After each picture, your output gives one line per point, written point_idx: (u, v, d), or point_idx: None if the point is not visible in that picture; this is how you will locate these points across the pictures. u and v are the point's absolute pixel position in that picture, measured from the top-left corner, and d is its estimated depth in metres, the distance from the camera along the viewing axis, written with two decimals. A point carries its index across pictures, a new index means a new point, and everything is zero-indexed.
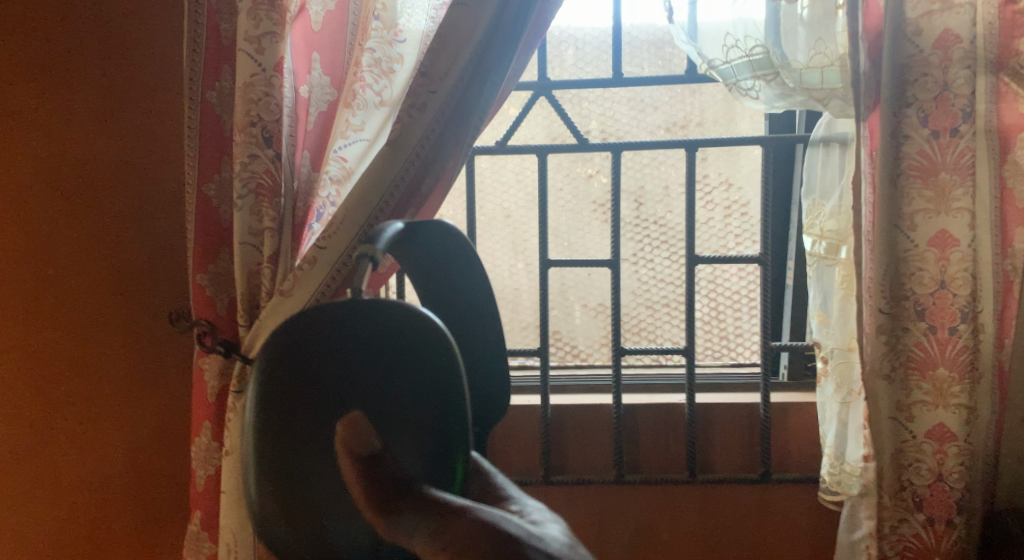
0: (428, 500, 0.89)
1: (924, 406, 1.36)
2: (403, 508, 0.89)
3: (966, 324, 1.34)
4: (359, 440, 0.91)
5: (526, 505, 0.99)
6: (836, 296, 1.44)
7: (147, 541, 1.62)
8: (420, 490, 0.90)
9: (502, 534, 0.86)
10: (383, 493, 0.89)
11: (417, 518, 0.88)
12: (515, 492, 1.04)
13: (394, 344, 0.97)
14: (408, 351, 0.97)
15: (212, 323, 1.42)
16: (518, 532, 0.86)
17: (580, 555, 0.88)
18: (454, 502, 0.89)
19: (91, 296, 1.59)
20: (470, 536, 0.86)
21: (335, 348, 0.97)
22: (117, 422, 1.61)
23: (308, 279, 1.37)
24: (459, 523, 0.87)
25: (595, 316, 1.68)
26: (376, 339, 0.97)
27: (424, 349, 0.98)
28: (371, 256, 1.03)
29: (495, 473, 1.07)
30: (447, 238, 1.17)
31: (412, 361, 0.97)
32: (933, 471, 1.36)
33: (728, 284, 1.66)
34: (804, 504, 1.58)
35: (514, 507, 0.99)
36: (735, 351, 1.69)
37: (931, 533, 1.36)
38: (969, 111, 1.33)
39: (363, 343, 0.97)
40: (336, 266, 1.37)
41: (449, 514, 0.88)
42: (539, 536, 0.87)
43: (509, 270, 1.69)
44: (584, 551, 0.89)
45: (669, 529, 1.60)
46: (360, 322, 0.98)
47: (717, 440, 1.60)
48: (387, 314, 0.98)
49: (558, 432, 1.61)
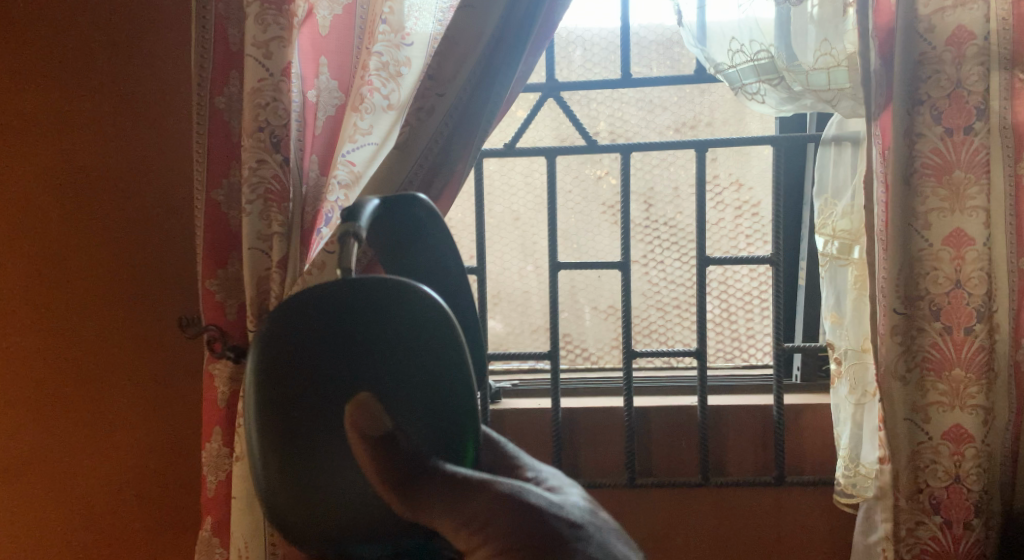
0: (446, 477, 0.88)
1: (940, 407, 1.35)
2: (422, 487, 0.88)
3: (982, 323, 1.33)
4: (370, 420, 0.88)
5: (539, 473, 1.03)
6: (850, 296, 1.43)
7: (157, 547, 1.62)
8: (437, 466, 0.89)
9: (527, 504, 0.87)
10: (400, 473, 0.88)
11: (437, 498, 0.88)
12: (528, 461, 1.06)
13: (389, 323, 0.95)
14: (407, 327, 0.94)
15: (223, 329, 1.42)
16: (541, 503, 0.87)
17: (602, 519, 0.89)
18: (473, 477, 0.88)
19: (100, 303, 1.59)
20: (493, 510, 0.87)
21: (330, 334, 0.95)
22: (126, 429, 1.60)
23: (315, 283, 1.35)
24: (482, 498, 0.88)
25: (605, 318, 1.68)
26: (373, 319, 0.95)
27: (423, 319, 0.94)
28: (354, 234, 1.00)
29: (505, 442, 1.07)
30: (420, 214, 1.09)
31: (413, 337, 0.94)
32: (950, 473, 1.34)
33: (740, 285, 1.65)
34: (818, 505, 1.56)
35: (530, 474, 1.03)
36: (747, 352, 1.68)
37: (949, 535, 1.35)
38: (983, 109, 1.32)
39: (358, 325, 0.95)
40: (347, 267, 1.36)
41: (471, 489, 0.88)
42: (561, 505, 0.88)
43: (518, 273, 1.69)
44: (606, 515, 0.91)
45: (683, 532, 1.58)
46: (353, 304, 0.96)
47: (730, 443, 1.59)
48: (382, 294, 0.95)
49: (570, 435, 1.60)
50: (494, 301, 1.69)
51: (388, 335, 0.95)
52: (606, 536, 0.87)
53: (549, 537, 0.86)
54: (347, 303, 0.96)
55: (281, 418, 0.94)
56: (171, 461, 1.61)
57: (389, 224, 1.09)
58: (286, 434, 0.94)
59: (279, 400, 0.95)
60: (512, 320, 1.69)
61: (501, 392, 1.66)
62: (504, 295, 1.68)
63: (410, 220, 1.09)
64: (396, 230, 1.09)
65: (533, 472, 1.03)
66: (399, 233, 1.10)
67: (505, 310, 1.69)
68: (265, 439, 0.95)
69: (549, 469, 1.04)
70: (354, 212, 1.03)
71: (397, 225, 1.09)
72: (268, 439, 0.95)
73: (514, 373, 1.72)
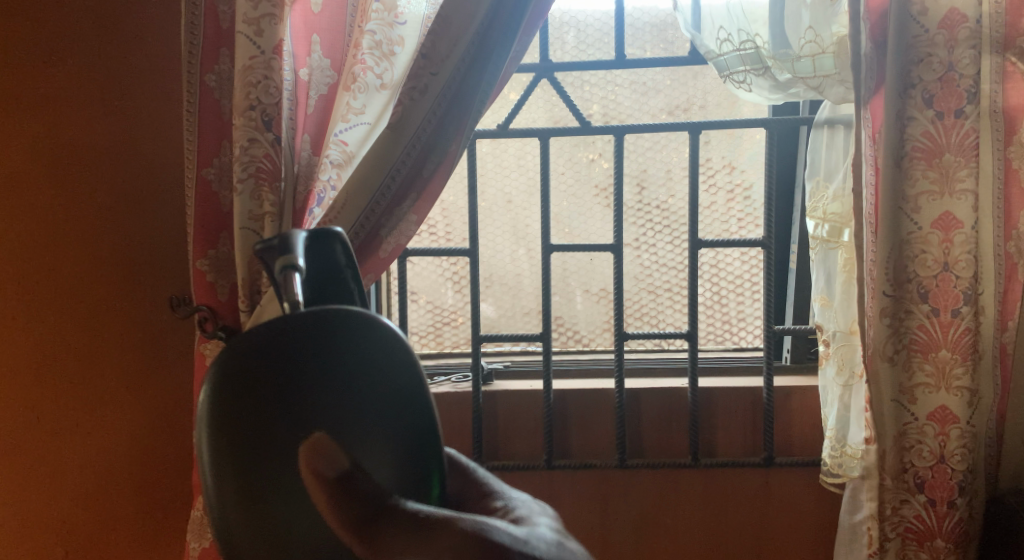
0: (408, 516, 0.92)
1: (927, 387, 1.36)
2: (381, 527, 0.91)
3: (968, 306, 1.34)
4: (326, 461, 0.94)
5: (509, 500, 1.04)
6: (839, 278, 1.44)
7: (149, 527, 1.62)
8: (398, 504, 0.93)
9: (490, 542, 0.90)
10: (358, 515, 0.92)
11: (398, 534, 0.91)
12: (498, 488, 1.07)
13: (368, 358, 1.02)
14: (377, 359, 1.03)
15: (213, 309, 1.42)
16: (506, 540, 0.90)
17: (568, 551, 0.93)
18: (434, 514, 0.92)
19: (87, 283, 1.59)
20: (455, 547, 0.90)
21: (304, 359, 0.98)
22: (117, 408, 1.61)
23: None
24: (446, 537, 0.90)
25: (597, 301, 1.68)
26: (345, 347, 1.01)
27: (392, 355, 1.03)
28: (296, 266, 1.05)
29: (475, 468, 1.09)
30: (336, 250, 1.13)
31: (381, 368, 1.03)
32: (936, 453, 1.36)
33: (731, 269, 1.66)
34: (807, 487, 1.58)
35: (499, 503, 1.04)
36: (737, 335, 1.69)
37: (932, 514, 1.36)
38: (974, 92, 1.32)
39: (328, 350, 1.00)
40: None
41: (432, 527, 0.91)
42: (525, 540, 0.91)
43: (510, 256, 1.68)
44: (572, 546, 0.94)
45: (673, 514, 1.59)
46: (324, 329, 1.00)
47: (720, 424, 1.59)
48: (351, 323, 1.02)
49: (561, 416, 1.60)
50: (486, 283, 1.69)
51: (358, 365, 1.01)
52: None
53: None
54: (324, 327, 1.00)
55: (247, 439, 0.94)
56: (164, 441, 1.62)
57: (310, 258, 1.12)
58: (252, 454, 0.94)
59: (244, 417, 0.95)
60: (504, 304, 1.69)
61: (493, 374, 1.66)
62: (495, 278, 1.69)
63: (330, 259, 1.13)
64: (315, 267, 1.12)
65: (503, 501, 1.04)
66: (314, 269, 1.12)
67: (497, 294, 1.69)
68: (223, 453, 0.94)
69: (519, 496, 1.05)
70: (287, 246, 1.07)
71: (318, 265, 1.12)
72: (224, 457, 0.94)
73: (506, 355, 1.73)
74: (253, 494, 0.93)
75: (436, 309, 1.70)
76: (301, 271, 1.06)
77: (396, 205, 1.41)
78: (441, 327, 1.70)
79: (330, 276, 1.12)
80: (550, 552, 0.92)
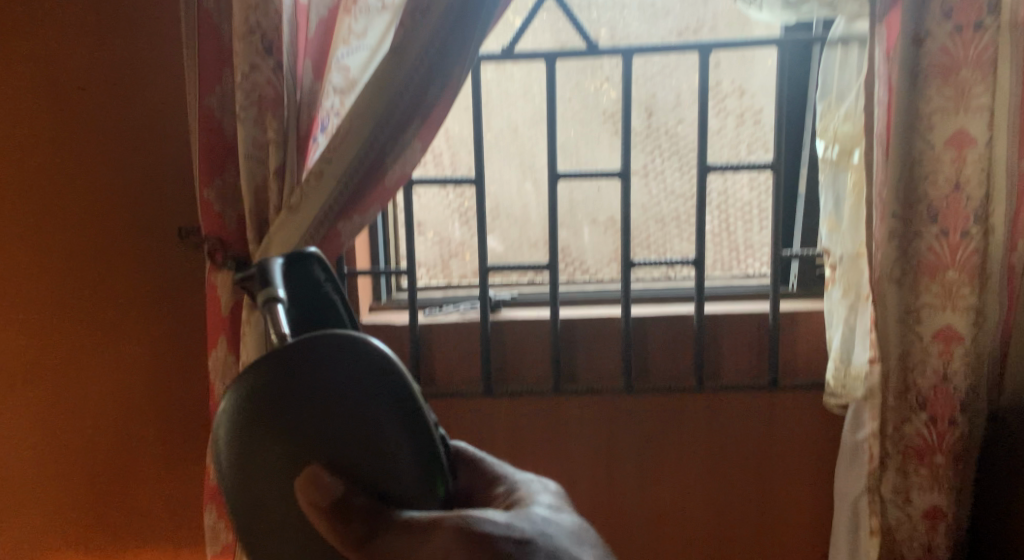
0: (403, 526, 0.99)
1: (932, 307, 1.37)
2: (380, 538, 0.98)
3: (978, 225, 1.33)
4: (324, 489, 0.97)
5: (511, 484, 1.17)
6: (847, 201, 1.42)
7: (161, 456, 1.65)
8: (394, 516, 0.99)
9: (479, 532, 1.01)
10: (358, 533, 0.98)
11: (396, 544, 0.98)
12: (502, 470, 1.19)
13: (366, 387, 0.98)
14: (375, 388, 0.99)
15: (223, 239, 1.42)
16: (493, 528, 1.03)
17: (551, 525, 1.08)
18: (423, 518, 1.00)
19: (90, 216, 1.59)
20: (445, 547, 0.99)
21: (294, 396, 0.97)
22: (126, 339, 1.62)
23: (314, 194, 1.37)
24: (437, 536, 1.00)
25: (604, 231, 1.67)
26: (337, 380, 0.98)
27: (390, 378, 0.99)
28: (278, 298, 1.05)
29: (483, 458, 1.19)
30: (313, 270, 1.10)
31: (383, 395, 0.99)
32: (938, 372, 1.37)
33: (739, 196, 1.64)
34: (811, 411, 1.59)
35: (502, 489, 1.16)
36: (744, 263, 1.68)
37: (933, 432, 1.38)
38: (993, 4, 1.29)
39: (324, 387, 0.97)
40: (341, 182, 1.37)
41: (424, 531, 0.99)
42: (509, 525, 1.04)
43: (517, 186, 1.67)
44: (553, 520, 1.09)
45: (677, 438, 1.61)
46: (318, 365, 0.97)
47: (727, 349, 1.59)
48: (340, 355, 0.98)
49: (568, 343, 1.60)
50: (493, 215, 1.68)
51: (358, 405, 0.98)
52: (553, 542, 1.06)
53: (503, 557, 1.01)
54: (311, 362, 0.97)
55: (250, 474, 0.97)
56: (173, 374, 1.62)
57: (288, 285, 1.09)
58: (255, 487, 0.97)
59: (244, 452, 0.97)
60: (511, 234, 1.68)
61: (502, 303, 1.67)
62: (501, 208, 1.67)
63: (310, 278, 1.10)
64: (295, 292, 1.09)
65: (505, 485, 1.17)
66: (294, 293, 1.08)
67: (504, 226, 1.68)
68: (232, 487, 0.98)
69: (519, 480, 1.17)
70: (267, 278, 1.07)
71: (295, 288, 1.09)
72: (235, 493, 0.98)
73: (514, 286, 1.73)
74: (264, 521, 0.98)
75: (443, 240, 1.69)
76: (284, 300, 1.06)
77: (400, 132, 1.39)
78: (448, 258, 1.70)
79: (312, 296, 1.09)
80: (533, 529, 1.06)
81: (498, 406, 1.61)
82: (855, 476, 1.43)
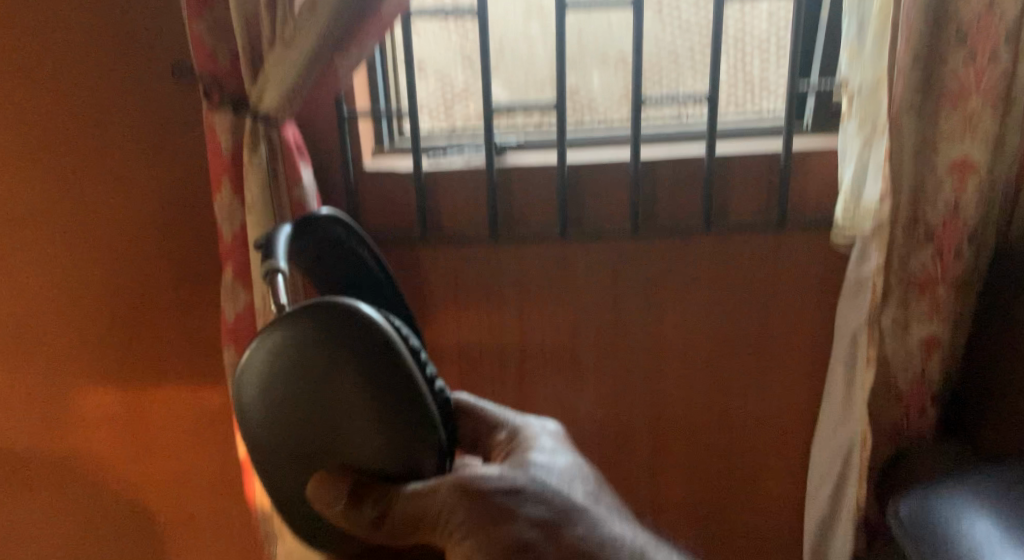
0: (404, 498, 1.08)
1: (949, 136, 1.39)
2: (384, 512, 1.08)
3: (1005, 47, 1.35)
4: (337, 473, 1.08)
5: (509, 428, 1.29)
6: (872, 27, 1.36)
7: (176, 301, 1.63)
8: (397, 491, 1.08)
9: (473, 489, 1.09)
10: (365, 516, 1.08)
11: (398, 514, 1.08)
12: (498, 414, 1.30)
13: (363, 375, 1.07)
14: (371, 375, 1.06)
15: (214, 76, 1.37)
16: (487, 485, 1.11)
17: (545, 470, 1.21)
18: (422, 485, 1.08)
19: (71, 55, 1.48)
20: (445, 503, 1.08)
21: (304, 383, 1.07)
22: (126, 183, 1.55)
23: (310, 25, 1.31)
24: (434, 500, 1.08)
25: (614, 69, 1.61)
26: (335, 369, 1.06)
27: (386, 365, 1.07)
28: (279, 269, 1.08)
29: (482, 407, 1.31)
30: (333, 226, 1.22)
31: (382, 382, 1.07)
32: (950, 204, 1.41)
33: (756, 27, 1.58)
34: (813, 246, 1.63)
35: (502, 433, 1.29)
36: (758, 101, 1.63)
37: (938, 263, 1.44)
38: None
39: (327, 375, 1.07)
40: (335, 16, 1.31)
41: (421, 495, 1.08)
42: (503, 479, 1.12)
43: (522, 26, 1.59)
44: (547, 466, 1.21)
45: (683, 277, 1.65)
46: (320, 356, 1.06)
47: (734, 187, 1.59)
48: (337, 341, 1.06)
49: (575, 185, 1.59)
50: (497, 57, 1.61)
51: (358, 391, 1.07)
52: (542, 495, 1.14)
53: (495, 512, 1.10)
54: (315, 351, 1.06)
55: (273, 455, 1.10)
56: (179, 222, 1.58)
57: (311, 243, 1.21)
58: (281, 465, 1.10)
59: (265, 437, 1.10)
60: (516, 78, 1.62)
61: (506, 149, 1.62)
62: (506, 47, 1.60)
63: (329, 234, 1.22)
64: (317, 248, 1.22)
65: (505, 431, 1.29)
66: (319, 247, 1.22)
67: (509, 69, 1.62)
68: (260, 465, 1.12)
69: (516, 423, 1.29)
70: (271, 248, 1.11)
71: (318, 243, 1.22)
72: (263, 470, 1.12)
73: (518, 130, 1.66)
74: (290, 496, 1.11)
75: (446, 81, 1.63)
76: (284, 271, 1.09)
77: None
78: (451, 101, 1.64)
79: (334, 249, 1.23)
80: (526, 482, 1.14)
81: (507, 252, 1.63)
82: (857, 308, 1.49)
